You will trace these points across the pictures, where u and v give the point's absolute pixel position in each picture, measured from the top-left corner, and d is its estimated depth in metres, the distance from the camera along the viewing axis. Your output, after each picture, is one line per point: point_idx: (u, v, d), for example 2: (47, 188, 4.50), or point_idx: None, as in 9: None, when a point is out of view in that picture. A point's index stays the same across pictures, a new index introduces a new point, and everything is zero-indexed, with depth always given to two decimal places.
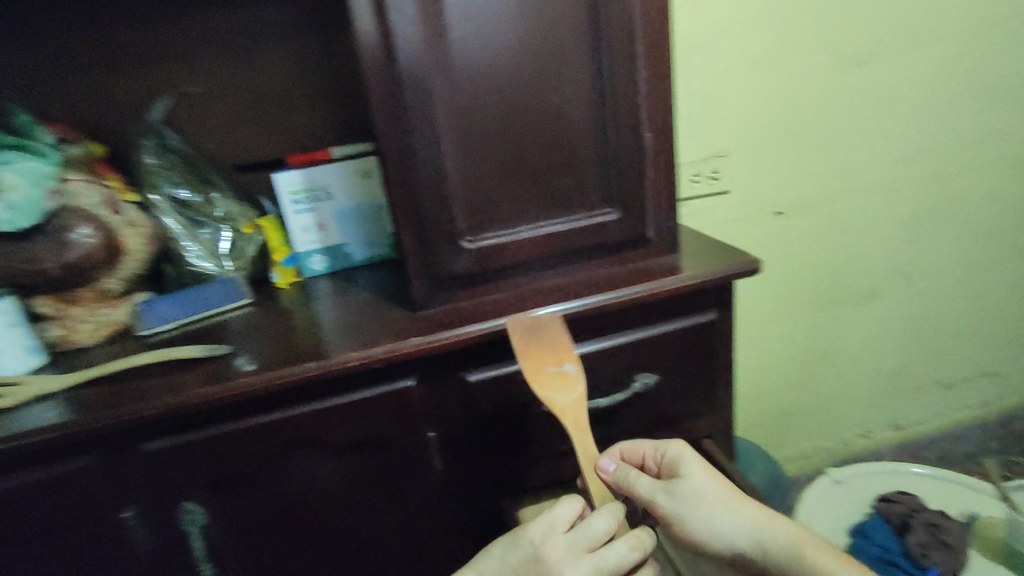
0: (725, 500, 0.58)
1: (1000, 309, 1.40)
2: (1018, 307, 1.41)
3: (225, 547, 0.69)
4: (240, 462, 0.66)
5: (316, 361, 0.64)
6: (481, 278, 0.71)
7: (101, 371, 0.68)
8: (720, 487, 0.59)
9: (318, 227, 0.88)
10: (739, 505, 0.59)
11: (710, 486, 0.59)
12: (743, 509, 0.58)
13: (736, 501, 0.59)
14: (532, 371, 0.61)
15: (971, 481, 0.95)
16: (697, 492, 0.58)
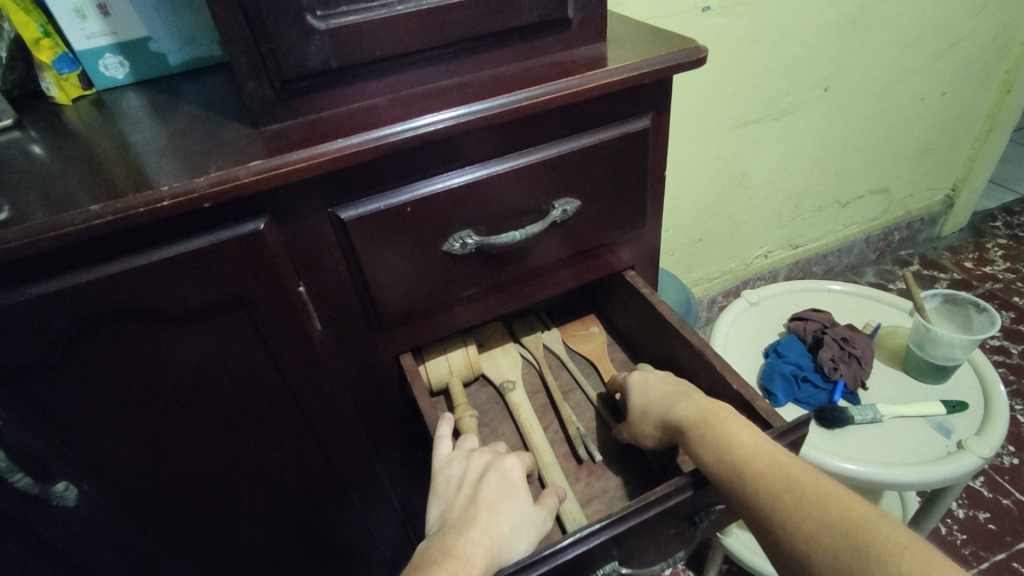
0: (690, 426, 0.56)
1: (903, 123, 1.39)
2: (918, 120, 1.40)
3: (44, 447, 0.53)
4: (29, 349, 0.47)
5: (109, 203, 0.44)
6: (346, 76, 0.51)
7: None
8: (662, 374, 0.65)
9: (98, 10, 0.61)
10: (706, 428, 0.55)
11: (684, 408, 0.58)
12: (699, 434, 0.55)
13: (699, 424, 0.56)
14: (567, 333, 0.81)
15: (886, 297, 1.02)
16: (668, 405, 0.60)
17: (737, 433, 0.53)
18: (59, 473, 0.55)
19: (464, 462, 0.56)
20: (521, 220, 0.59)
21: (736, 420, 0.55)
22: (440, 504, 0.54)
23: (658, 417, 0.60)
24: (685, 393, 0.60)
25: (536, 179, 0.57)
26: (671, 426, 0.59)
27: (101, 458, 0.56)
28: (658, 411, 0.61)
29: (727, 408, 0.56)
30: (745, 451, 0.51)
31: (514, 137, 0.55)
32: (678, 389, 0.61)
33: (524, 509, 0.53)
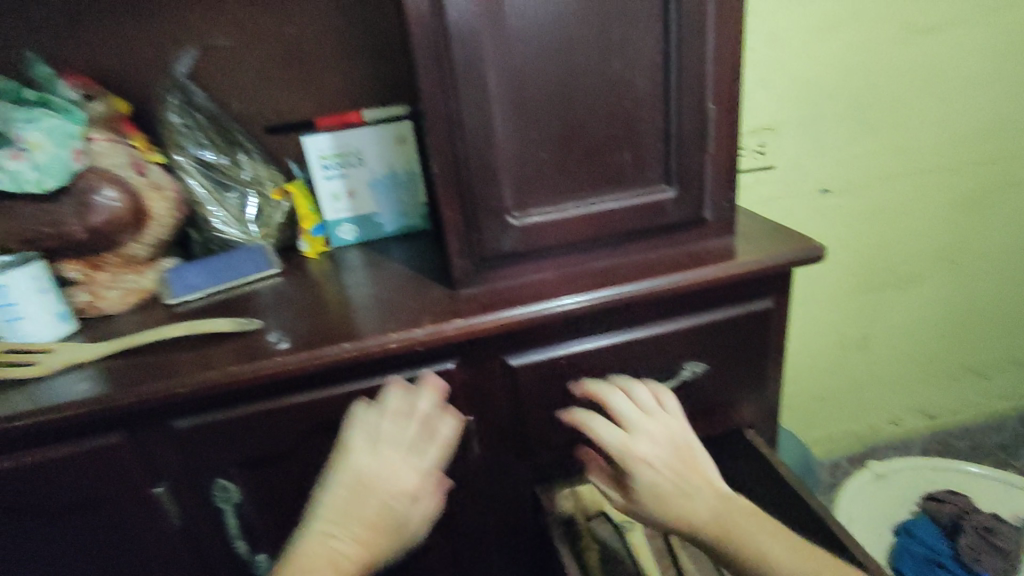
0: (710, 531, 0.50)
1: None
2: None
3: (261, 522, 0.67)
4: (276, 442, 0.63)
5: (356, 341, 0.60)
6: (527, 256, 0.67)
7: (132, 342, 0.64)
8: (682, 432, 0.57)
9: (348, 195, 0.83)
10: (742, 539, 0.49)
11: (712, 511, 0.51)
12: (750, 562, 0.48)
13: (749, 551, 0.48)
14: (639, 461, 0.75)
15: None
16: (665, 510, 0.52)
17: (775, 550, 0.47)
18: (263, 546, 0.68)
19: (385, 453, 0.51)
20: (654, 377, 0.69)
21: (760, 529, 0.49)
22: (338, 537, 0.46)
23: (691, 525, 0.51)
24: (692, 495, 0.52)
25: (670, 343, 0.68)
26: (726, 542, 0.49)
27: (295, 539, 0.69)
28: (691, 517, 0.51)
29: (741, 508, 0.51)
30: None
31: (653, 309, 0.67)
32: (682, 487, 0.53)
33: (408, 454, 0.51)
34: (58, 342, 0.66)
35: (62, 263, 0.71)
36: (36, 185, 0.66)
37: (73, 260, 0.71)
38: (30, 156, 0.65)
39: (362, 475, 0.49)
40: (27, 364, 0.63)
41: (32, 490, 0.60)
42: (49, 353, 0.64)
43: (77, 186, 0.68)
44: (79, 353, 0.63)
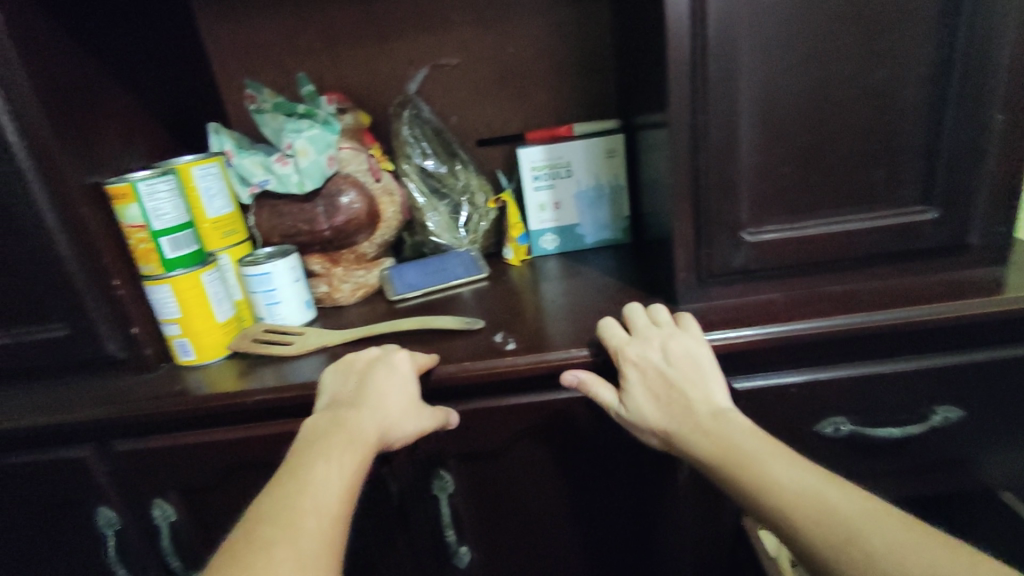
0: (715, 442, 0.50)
1: None
2: None
3: (466, 512, 0.69)
4: (492, 438, 0.65)
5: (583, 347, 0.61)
6: (757, 276, 0.63)
7: (368, 332, 0.69)
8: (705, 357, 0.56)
9: (554, 206, 0.85)
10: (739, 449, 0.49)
11: (784, 466, 0.47)
12: (796, 511, 0.44)
13: (809, 505, 0.44)
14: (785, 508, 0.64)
15: None
16: (722, 460, 0.49)
17: (772, 461, 0.47)
18: (466, 537, 0.70)
19: (379, 362, 0.58)
20: (898, 418, 0.62)
21: (828, 481, 0.45)
22: (337, 420, 0.53)
23: (740, 475, 0.48)
24: (731, 446, 0.49)
25: (920, 382, 0.60)
26: (776, 493, 0.45)
27: (495, 533, 0.70)
28: (728, 464, 0.48)
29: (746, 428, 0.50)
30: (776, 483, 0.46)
31: (903, 341, 0.60)
32: (733, 438, 0.50)
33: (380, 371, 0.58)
34: (304, 326, 0.74)
35: (309, 256, 0.80)
36: (298, 185, 0.75)
37: (317, 254, 0.80)
38: (295, 161, 0.74)
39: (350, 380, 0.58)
40: (281, 344, 0.70)
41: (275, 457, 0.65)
42: (300, 336, 0.71)
43: (328, 188, 0.77)
44: (325, 337, 0.70)
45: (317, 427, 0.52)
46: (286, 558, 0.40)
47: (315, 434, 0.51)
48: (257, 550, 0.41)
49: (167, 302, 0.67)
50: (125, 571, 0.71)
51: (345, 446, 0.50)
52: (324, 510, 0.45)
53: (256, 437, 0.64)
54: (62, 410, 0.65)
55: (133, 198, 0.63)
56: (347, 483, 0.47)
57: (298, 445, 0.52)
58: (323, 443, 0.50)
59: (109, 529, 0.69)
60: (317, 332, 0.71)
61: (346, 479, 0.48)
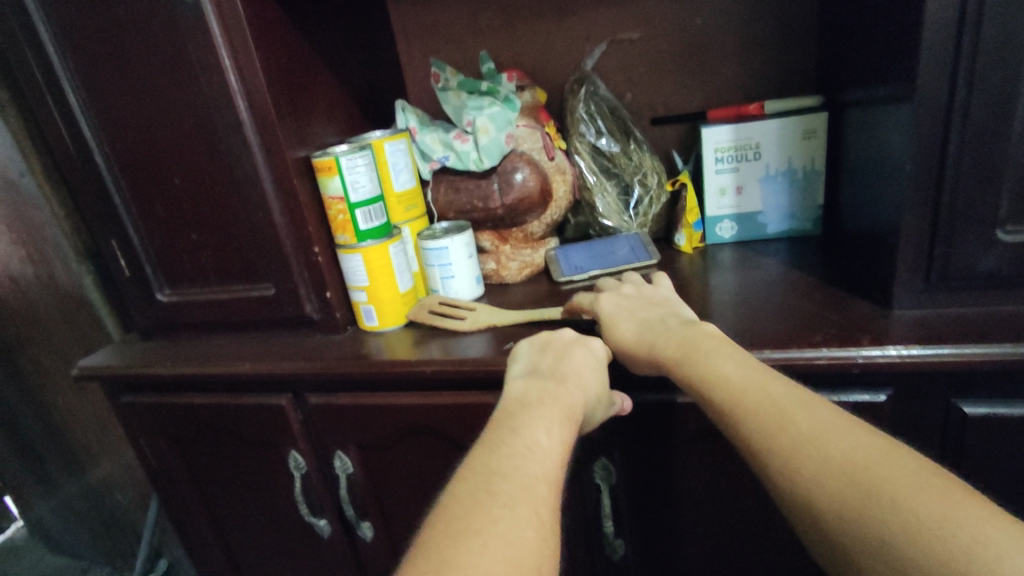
0: (675, 350, 0.51)
1: None
2: None
3: (627, 505, 0.67)
4: (664, 434, 0.62)
5: (782, 351, 0.54)
6: (1007, 283, 0.53)
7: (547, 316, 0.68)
8: (668, 294, 0.62)
9: (735, 190, 0.78)
10: (697, 355, 0.49)
11: (742, 371, 0.46)
12: (749, 412, 0.43)
13: (764, 409, 0.43)
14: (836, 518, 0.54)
15: None
16: (684, 362, 0.50)
17: (729, 366, 0.47)
18: (623, 530, 0.68)
19: (577, 346, 0.58)
20: None
21: (800, 396, 0.43)
22: (544, 386, 0.53)
23: (693, 377, 0.48)
24: (691, 349, 0.50)
25: None
26: (726, 388, 0.45)
27: (656, 532, 0.68)
28: (685, 365, 0.49)
29: (710, 335, 0.52)
30: (738, 387, 0.45)
31: None
32: (688, 340, 0.51)
33: (584, 353, 0.58)
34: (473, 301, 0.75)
35: (480, 233, 0.82)
36: (475, 162, 0.76)
37: (488, 231, 0.81)
38: (475, 138, 0.75)
39: (550, 353, 0.58)
40: (454, 318, 0.72)
41: (446, 426, 0.68)
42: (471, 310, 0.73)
43: (503, 166, 0.77)
44: (500, 317, 0.71)
45: (525, 392, 0.52)
46: (527, 525, 0.39)
47: (528, 399, 0.51)
48: (500, 510, 0.40)
49: (358, 271, 0.71)
50: (307, 509, 0.78)
51: (559, 417, 0.49)
52: (551, 480, 0.43)
53: (433, 406, 0.67)
54: (267, 360, 0.72)
55: (335, 171, 0.67)
56: (565, 455, 0.46)
57: (508, 406, 0.51)
58: (539, 407, 0.50)
59: (296, 471, 0.76)
60: (489, 309, 0.72)
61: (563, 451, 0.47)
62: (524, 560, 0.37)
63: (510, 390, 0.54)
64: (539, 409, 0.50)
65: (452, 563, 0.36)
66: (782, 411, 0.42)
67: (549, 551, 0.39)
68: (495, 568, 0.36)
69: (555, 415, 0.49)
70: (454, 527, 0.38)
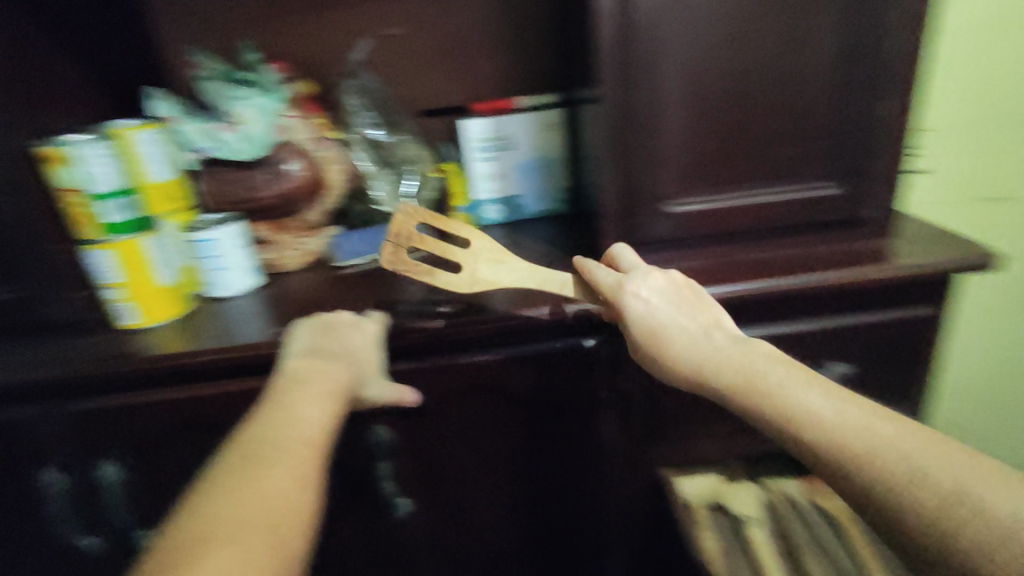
0: (750, 379, 0.50)
1: None
2: None
3: (405, 467, 0.73)
4: (432, 397, 0.69)
5: (520, 310, 0.65)
6: (678, 244, 0.68)
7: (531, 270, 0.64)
8: (683, 283, 0.59)
9: (498, 176, 0.88)
10: (822, 391, 0.48)
11: (830, 402, 0.46)
12: (880, 449, 0.43)
13: (850, 437, 0.44)
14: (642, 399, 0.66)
15: None
16: (743, 377, 0.50)
17: (814, 399, 0.47)
18: (404, 491, 0.75)
19: (350, 328, 0.62)
20: None
21: (871, 412, 0.45)
22: (313, 365, 0.56)
23: (773, 405, 0.48)
24: (759, 380, 0.49)
25: (814, 339, 0.68)
26: (829, 428, 0.45)
27: (433, 488, 0.75)
28: (755, 387, 0.49)
29: (776, 361, 0.50)
30: (822, 418, 0.46)
31: (797, 307, 0.67)
32: (754, 356, 0.51)
33: (354, 334, 0.62)
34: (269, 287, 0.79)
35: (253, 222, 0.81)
36: (240, 151, 0.76)
37: (261, 221, 0.81)
38: (238, 128, 0.75)
39: (325, 331, 0.61)
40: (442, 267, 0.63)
41: (224, 415, 0.69)
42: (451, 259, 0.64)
43: (272, 156, 0.78)
44: (500, 277, 0.64)
45: (305, 372, 0.55)
46: (284, 481, 0.43)
47: (306, 377, 0.55)
48: (259, 471, 0.43)
49: (109, 269, 0.67)
50: (75, 527, 0.73)
51: (326, 395, 0.53)
52: (314, 444, 0.48)
53: (209, 395, 0.68)
54: (6, 373, 0.66)
55: (67, 161, 0.63)
56: (328, 423, 0.50)
57: (284, 383, 0.54)
58: (307, 385, 0.53)
59: (56, 489, 0.71)
60: (489, 261, 0.64)
61: (330, 423, 0.51)
62: (277, 506, 0.41)
63: (285, 368, 0.57)
64: (312, 389, 0.53)
65: (206, 511, 0.40)
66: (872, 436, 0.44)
67: (305, 501, 0.43)
68: (250, 518, 0.40)
69: (321, 391, 0.53)
70: (214, 484, 0.42)
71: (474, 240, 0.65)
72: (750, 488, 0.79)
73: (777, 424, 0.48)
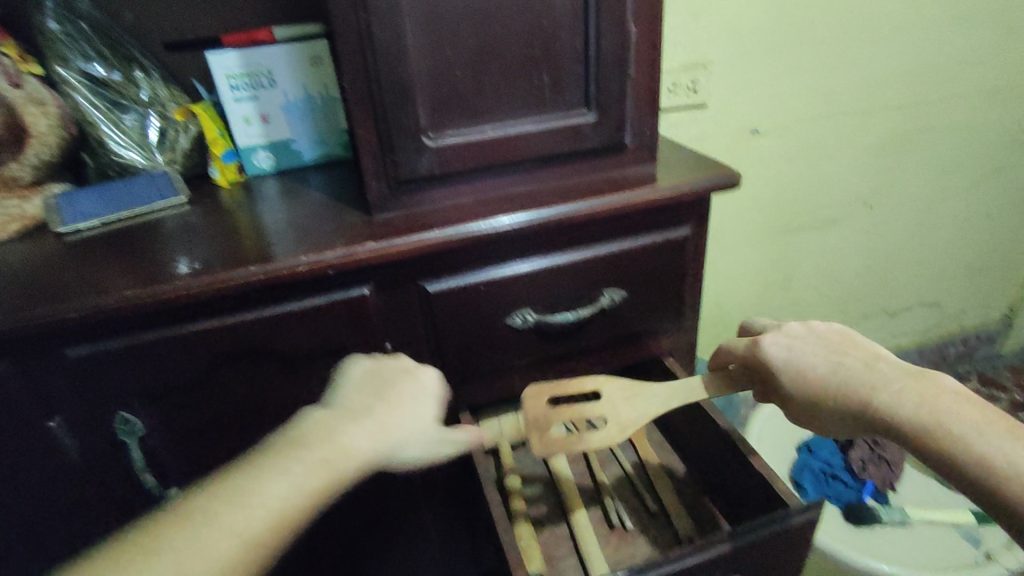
0: (918, 422, 0.49)
1: (947, 253, 1.44)
2: (956, 251, 1.44)
3: (167, 454, 0.65)
4: (183, 372, 0.61)
5: (271, 263, 0.58)
6: (443, 179, 0.65)
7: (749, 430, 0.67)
8: (835, 331, 0.57)
9: (260, 119, 0.79)
10: (944, 426, 0.48)
11: (980, 428, 0.47)
12: (1001, 471, 0.45)
13: (986, 465, 0.46)
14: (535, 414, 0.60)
15: None
16: (925, 412, 0.49)
17: (987, 438, 0.47)
18: (172, 480, 0.66)
19: (383, 367, 0.59)
20: (573, 303, 0.70)
21: (995, 434, 0.47)
22: (329, 422, 0.52)
23: (930, 442, 0.48)
24: (934, 418, 0.48)
25: (589, 269, 0.68)
26: (978, 460, 0.46)
27: (208, 472, 0.67)
28: (938, 426, 0.48)
29: (938, 394, 0.49)
30: (972, 454, 0.46)
31: (571, 238, 0.67)
32: (934, 391, 0.50)
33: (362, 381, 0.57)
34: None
35: None
36: None
37: None
38: None
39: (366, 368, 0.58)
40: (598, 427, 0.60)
41: None
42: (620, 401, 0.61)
43: None
44: (643, 412, 0.60)
45: (349, 439, 0.51)
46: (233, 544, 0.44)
47: (342, 441, 0.50)
48: (207, 531, 0.44)
49: None
50: None
51: (326, 460, 0.49)
52: (285, 517, 0.46)
53: None
54: None
55: None
56: (307, 499, 0.47)
57: (304, 437, 0.50)
58: (312, 445, 0.50)
59: None
60: (627, 400, 0.60)
61: (310, 501, 0.48)
62: (227, 563, 0.43)
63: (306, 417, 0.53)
64: (320, 449, 0.49)
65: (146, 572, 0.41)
66: (1001, 462, 0.45)
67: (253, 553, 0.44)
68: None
69: (321, 455, 0.49)
70: (145, 544, 0.42)
71: (605, 389, 0.61)
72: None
73: (957, 467, 0.47)
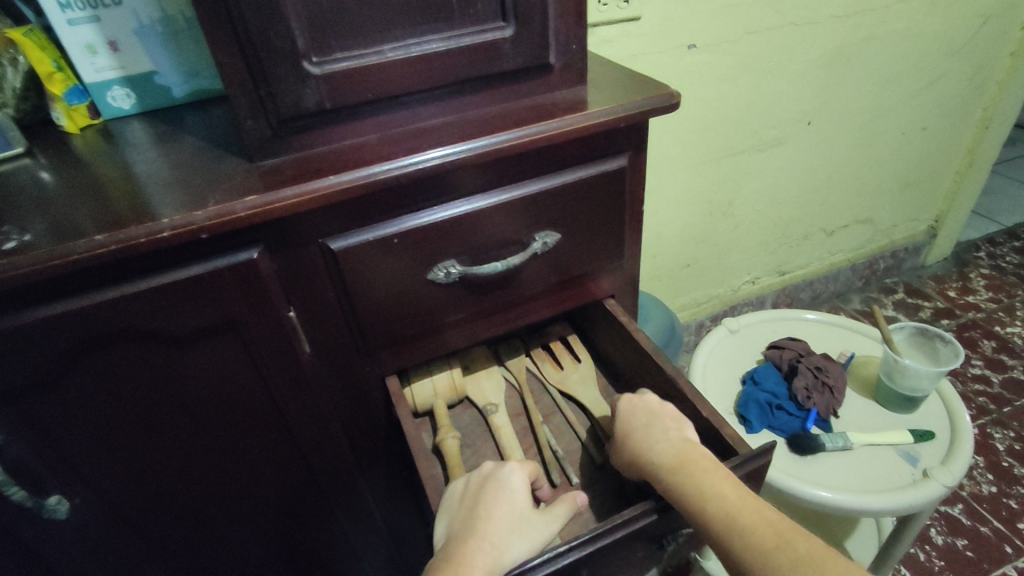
0: (669, 470, 0.54)
1: (881, 168, 1.43)
2: (889, 165, 1.44)
3: (39, 459, 0.55)
4: (37, 367, 0.50)
5: (126, 229, 0.47)
6: (338, 115, 0.54)
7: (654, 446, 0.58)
8: (650, 397, 0.63)
9: (108, 47, 0.64)
10: (685, 473, 0.53)
11: (711, 479, 0.52)
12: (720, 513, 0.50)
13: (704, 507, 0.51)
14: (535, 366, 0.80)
15: (856, 326, 1.11)
16: (676, 463, 0.54)
17: (715, 483, 0.51)
18: (50, 485, 0.57)
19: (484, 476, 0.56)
20: (502, 251, 0.63)
21: (724, 485, 0.51)
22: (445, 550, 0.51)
23: (674, 488, 0.53)
24: (684, 466, 0.54)
25: (517, 212, 0.61)
26: (702, 504, 0.51)
27: (95, 472, 0.58)
28: (684, 470, 0.53)
29: (701, 453, 0.54)
30: (696, 494, 0.51)
31: (496, 175, 0.58)
32: (689, 450, 0.55)
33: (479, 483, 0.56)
34: None
35: None
36: None
37: None
38: None
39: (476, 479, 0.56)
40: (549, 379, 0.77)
41: None
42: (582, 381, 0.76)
43: None
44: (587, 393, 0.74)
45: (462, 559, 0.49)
46: None
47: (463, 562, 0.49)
48: None
49: None
50: None
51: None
52: None
53: None
54: None
55: None
56: None
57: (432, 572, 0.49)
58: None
59: None
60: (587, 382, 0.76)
61: None
62: None
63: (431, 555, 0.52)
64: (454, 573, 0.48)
65: None
66: (714, 503, 0.50)
67: None
68: None
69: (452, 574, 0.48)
70: None
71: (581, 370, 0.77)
72: (496, 377, 0.76)
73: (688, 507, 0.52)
